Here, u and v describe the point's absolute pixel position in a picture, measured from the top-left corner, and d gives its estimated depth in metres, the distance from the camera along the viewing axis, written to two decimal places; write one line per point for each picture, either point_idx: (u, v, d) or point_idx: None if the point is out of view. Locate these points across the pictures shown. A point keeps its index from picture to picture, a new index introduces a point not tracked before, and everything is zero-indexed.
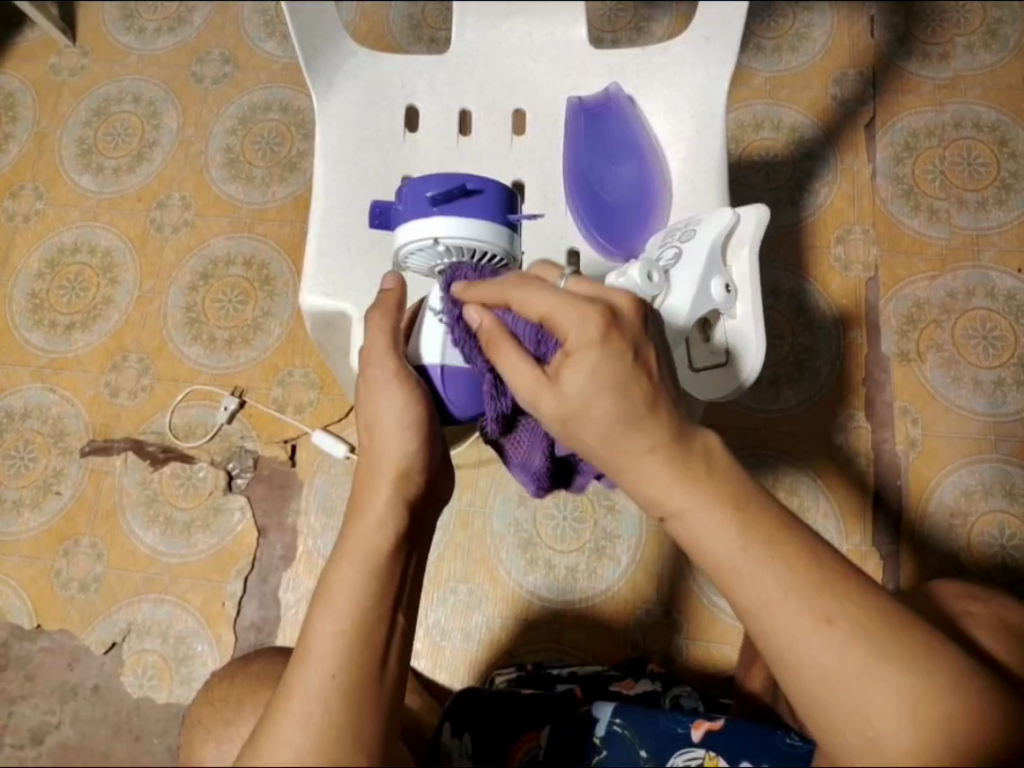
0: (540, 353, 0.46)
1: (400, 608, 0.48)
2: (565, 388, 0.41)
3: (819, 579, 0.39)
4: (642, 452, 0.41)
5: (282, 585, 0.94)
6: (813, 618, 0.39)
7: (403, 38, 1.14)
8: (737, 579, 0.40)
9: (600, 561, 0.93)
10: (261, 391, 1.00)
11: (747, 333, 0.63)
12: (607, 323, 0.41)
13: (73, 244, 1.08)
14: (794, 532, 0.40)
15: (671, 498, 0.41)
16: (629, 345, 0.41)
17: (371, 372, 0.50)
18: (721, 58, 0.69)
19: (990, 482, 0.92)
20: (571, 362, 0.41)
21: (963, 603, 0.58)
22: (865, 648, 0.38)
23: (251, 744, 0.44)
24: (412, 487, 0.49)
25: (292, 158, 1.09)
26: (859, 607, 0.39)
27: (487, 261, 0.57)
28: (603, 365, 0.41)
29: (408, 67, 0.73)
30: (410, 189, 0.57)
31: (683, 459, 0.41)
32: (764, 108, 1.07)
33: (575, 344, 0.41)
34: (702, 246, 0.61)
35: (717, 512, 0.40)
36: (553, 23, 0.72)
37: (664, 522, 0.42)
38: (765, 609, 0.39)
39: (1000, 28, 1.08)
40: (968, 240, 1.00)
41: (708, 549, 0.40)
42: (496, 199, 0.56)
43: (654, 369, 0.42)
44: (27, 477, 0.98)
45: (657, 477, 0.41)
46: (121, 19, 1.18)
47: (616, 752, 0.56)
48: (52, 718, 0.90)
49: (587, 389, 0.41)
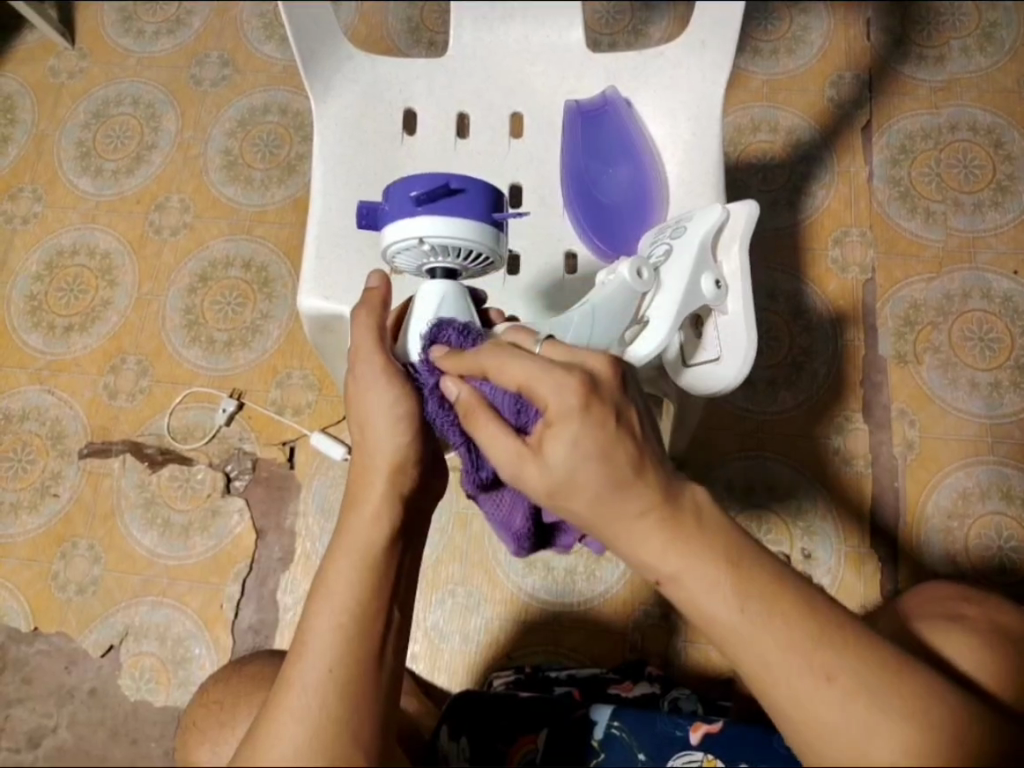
0: (519, 422, 0.46)
1: (396, 603, 0.48)
2: (550, 458, 0.40)
3: (817, 632, 0.39)
4: (632, 518, 0.40)
5: (280, 587, 0.93)
6: (813, 673, 0.39)
7: (402, 41, 1.14)
8: (737, 642, 0.40)
9: (595, 560, 0.93)
10: (260, 393, 1.00)
11: (738, 331, 0.63)
12: (586, 392, 0.40)
13: (71, 246, 1.08)
14: (789, 587, 0.40)
15: (665, 563, 0.40)
16: (611, 411, 0.40)
17: (360, 369, 0.50)
18: (717, 60, 0.69)
19: (986, 484, 0.92)
20: (554, 432, 0.40)
21: (956, 606, 0.58)
22: (864, 703, 0.39)
23: (249, 740, 0.44)
24: (407, 481, 0.49)
25: (291, 160, 1.09)
26: (858, 660, 0.39)
27: (472, 259, 0.57)
28: (585, 435, 0.39)
29: (407, 70, 0.73)
30: (394, 187, 0.56)
31: (675, 520, 0.40)
32: (761, 111, 1.08)
33: (556, 413, 0.40)
34: (691, 244, 0.61)
35: (712, 574, 0.40)
36: (552, 26, 0.73)
37: (660, 584, 0.41)
38: (764, 669, 0.39)
39: (995, 31, 1.09)
40: (964, 243, 1.01)
41: (706, 612, 0.40)
42: (480, 198, 0.55)
43: (638, 431, 0.41)
44: (25, 479, 0.98)
45: (649, 541, 0.40)
46: (119, 22, 1.18)
47: (615, 755, 0.56)
48: (49, 721, 0.89)
49: (570, 460, 0.40)
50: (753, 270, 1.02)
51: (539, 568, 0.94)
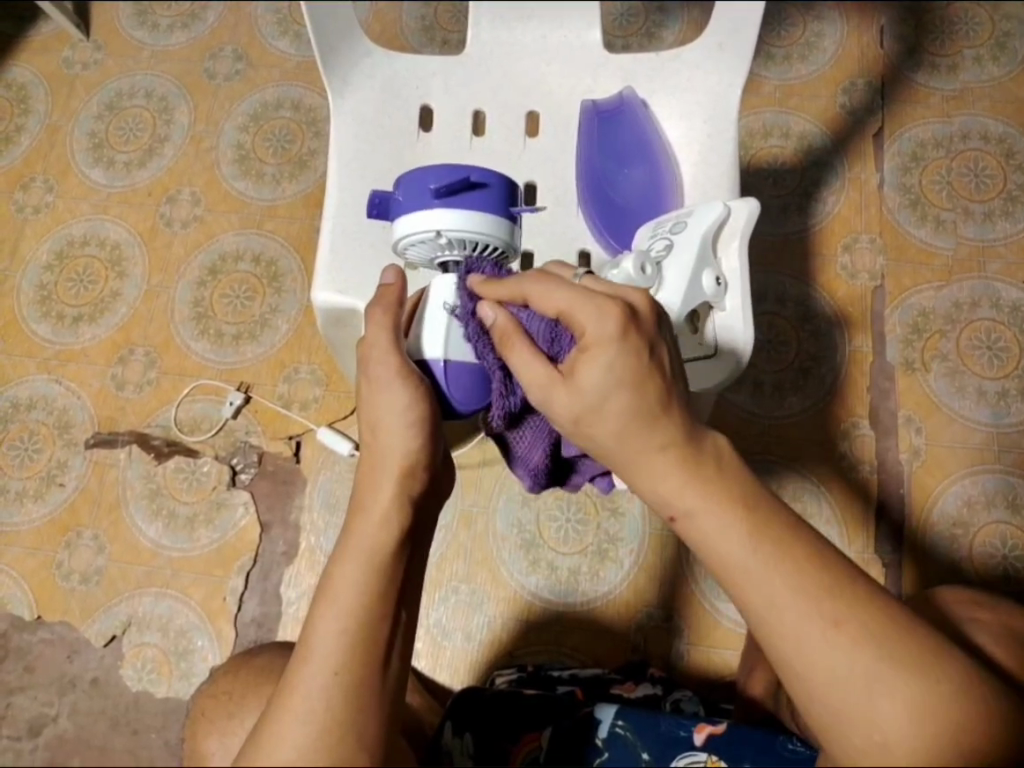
0: (552, 351, 0.49)
1: (402, 607, 0.48)
2: (582, 382, 0.43)
3: (827, 580, 0.40)
4: (654, 450, 0.43)
5: (284, 582, 0.93)
6: (822, 617, 0.39)
7: (416, 40, 1.14)
8: (748, 581, 0.40)
9: (601, 560, 0.93)
10: (267, 387, 1.00)
11: (736, 326, 0.63)
12: (626, 320, 0.43)
13: (82, 236, 1.08)
14: (802, 537, 0.41)
15: (681, 498, 0.42)
16: (645, 343, 0.43)
17: (374, 370, 0.51)
18: (734, 64, 0.69)
19: (992, 492, 0.92)
20: (588, 357, 0.43)
21: (969, 610, 0.58)
22: (871, 651, 0.39)
23: (251, 743, 0.44)
24: (416, 484, 0.50)
25: (303, 156, 1.10)
26: (868, 610, 0.40)
27: (485, 251, 0.58)
28: (619, 361, 0.42)
29: (423, 67, 0.73)
30: (411, 178, 0.56)
31: (695, 461, 0.43)
32: (773, 116, 1.08)
33: (594, 338, 0.43)
34: (692, 239, 0.62)
35: (728, 513, 0.41)
36: (568, 27, 0.73)
37: (674, 522, 0.43)
38: (773, 610, 0.40)
39: (1008, 42, 1.09)
40: (973, 252, 1.01)
41: (719, 551, 0.41)
42: (498, 192, 0.56)
43: (666, 369, 0.44)
44: (32, 468, 0.98)
45: (669, 476, 0.43)
46: (134, 15, 1.18)
47: (617, 754, 0.56)
48: (50, 710, 0.89)
49: (603, 383, 0.43)
50: (763, 273, 1.02)
51: (546, 570, 0.94)
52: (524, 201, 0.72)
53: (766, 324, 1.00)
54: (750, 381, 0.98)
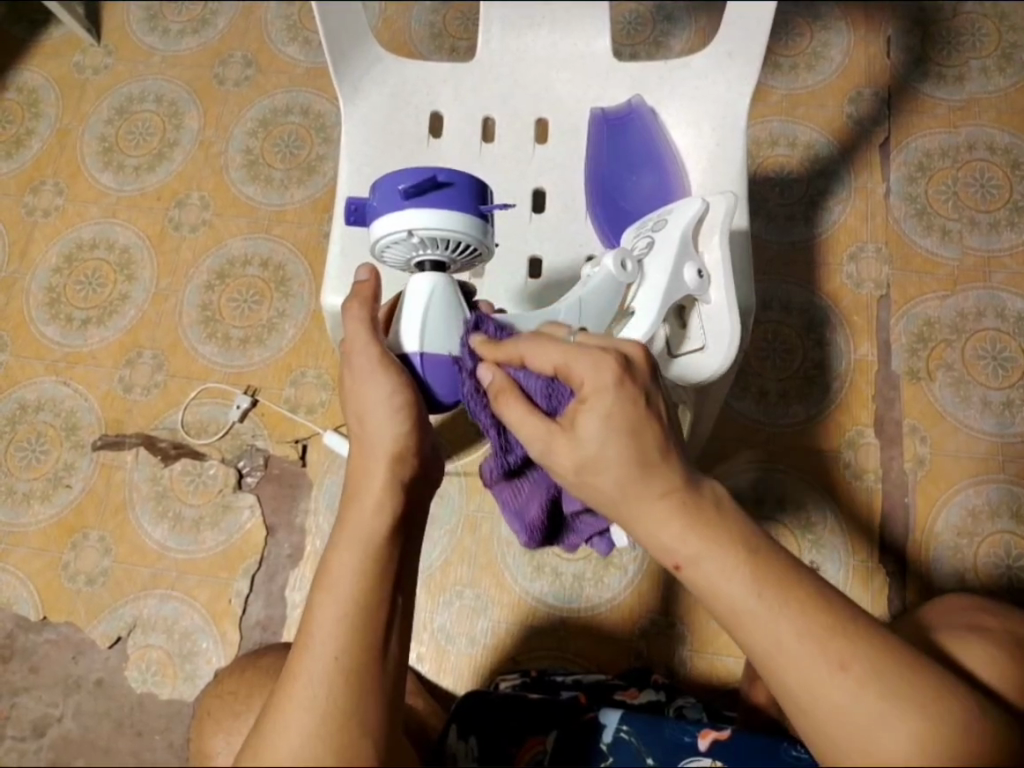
0: (550, 406, 0.49)
1: (399, 590, 0.48)
2: (582, 433, 0.44)
3: (831, 622, 0.41)
4: (653, 498, 0.43)
5: (289, 584, 0.94)
6: (828, 662, 0.40)
7: (424, 46, 1.15)
8: (753, 628, 0.41)
9: (603, 566, 0.94)
10: (274, 391, 1.01)
11: (720, 317, 0.64)
12: (620, 370, 0.45)
13: (91, 239, 1.09)
14: (805, 579, 0.42)
15: (684, 545, 0.43)
16: (641, 391, 0.45)
17: (355, 362, 0.52)
18: (743, 73, 0.69)
19: (996, 503, 0.92)
20: (587, 407, 0.44)
21: (977, 617, 0.58)
22: (879, 693, 0.40)
23: (255, 737, 0.44)
24: (407, 469, 0.51)
25: (312, 161, 1.10)
26: (871, 649, 0.40)
27: (459, 250, 0.57)
28: (616, 410, 0.44)
29: (433, 74, 0.74)
30: (381, 183, 0.56)
31: (694, 505, 0.43)
32: (780, 125, 1.08)
33: (591, 389, 0.44)
34: (672, 236, 0.64)
35: (730, 558, 0.42)
36: (578, 35, 0.74)
37: (677, 570, 0.43)
38: (779, 654, 0.41)
39: (1014, 53, 1.10)
40: (979, 262, 1.01)
41: (724, 596, 0.42)
42: (467, 190, 0.56)
43: (662, 415, 0.45)
44: (38, 469, 0.99)
45: (668, 525, 0.43)
46: (145, 20, 1.19)
47: (622, 757, 0.57)
48: (55, 710, 0.90)
49: (602, 434, 0.44)
50: (769, 281, 1.02)
51: (549, 573, 0.94)
52: (532, 208, 0.72)
53: (772, 331, 1.00)
54: (755, 389, 0.98)
